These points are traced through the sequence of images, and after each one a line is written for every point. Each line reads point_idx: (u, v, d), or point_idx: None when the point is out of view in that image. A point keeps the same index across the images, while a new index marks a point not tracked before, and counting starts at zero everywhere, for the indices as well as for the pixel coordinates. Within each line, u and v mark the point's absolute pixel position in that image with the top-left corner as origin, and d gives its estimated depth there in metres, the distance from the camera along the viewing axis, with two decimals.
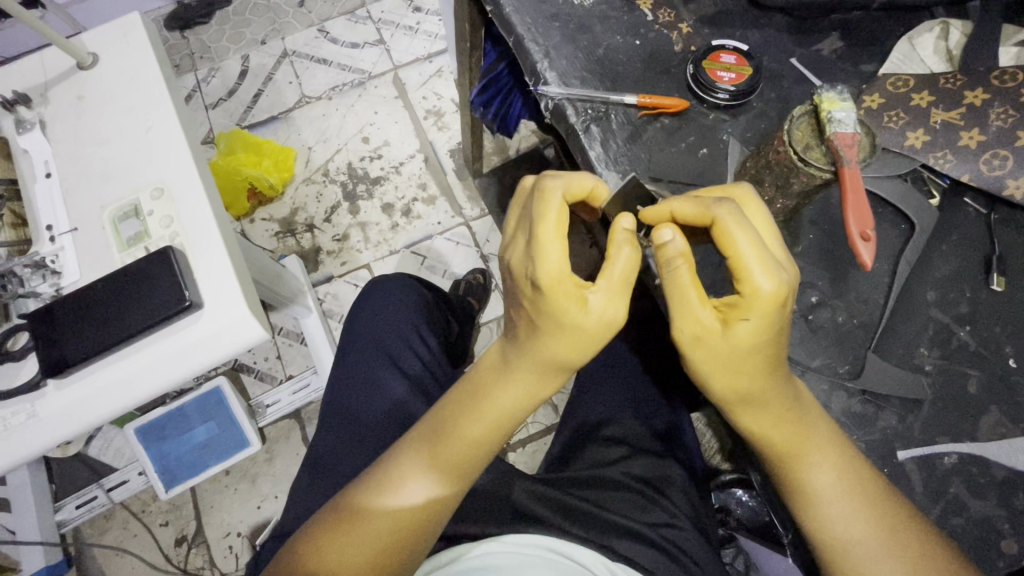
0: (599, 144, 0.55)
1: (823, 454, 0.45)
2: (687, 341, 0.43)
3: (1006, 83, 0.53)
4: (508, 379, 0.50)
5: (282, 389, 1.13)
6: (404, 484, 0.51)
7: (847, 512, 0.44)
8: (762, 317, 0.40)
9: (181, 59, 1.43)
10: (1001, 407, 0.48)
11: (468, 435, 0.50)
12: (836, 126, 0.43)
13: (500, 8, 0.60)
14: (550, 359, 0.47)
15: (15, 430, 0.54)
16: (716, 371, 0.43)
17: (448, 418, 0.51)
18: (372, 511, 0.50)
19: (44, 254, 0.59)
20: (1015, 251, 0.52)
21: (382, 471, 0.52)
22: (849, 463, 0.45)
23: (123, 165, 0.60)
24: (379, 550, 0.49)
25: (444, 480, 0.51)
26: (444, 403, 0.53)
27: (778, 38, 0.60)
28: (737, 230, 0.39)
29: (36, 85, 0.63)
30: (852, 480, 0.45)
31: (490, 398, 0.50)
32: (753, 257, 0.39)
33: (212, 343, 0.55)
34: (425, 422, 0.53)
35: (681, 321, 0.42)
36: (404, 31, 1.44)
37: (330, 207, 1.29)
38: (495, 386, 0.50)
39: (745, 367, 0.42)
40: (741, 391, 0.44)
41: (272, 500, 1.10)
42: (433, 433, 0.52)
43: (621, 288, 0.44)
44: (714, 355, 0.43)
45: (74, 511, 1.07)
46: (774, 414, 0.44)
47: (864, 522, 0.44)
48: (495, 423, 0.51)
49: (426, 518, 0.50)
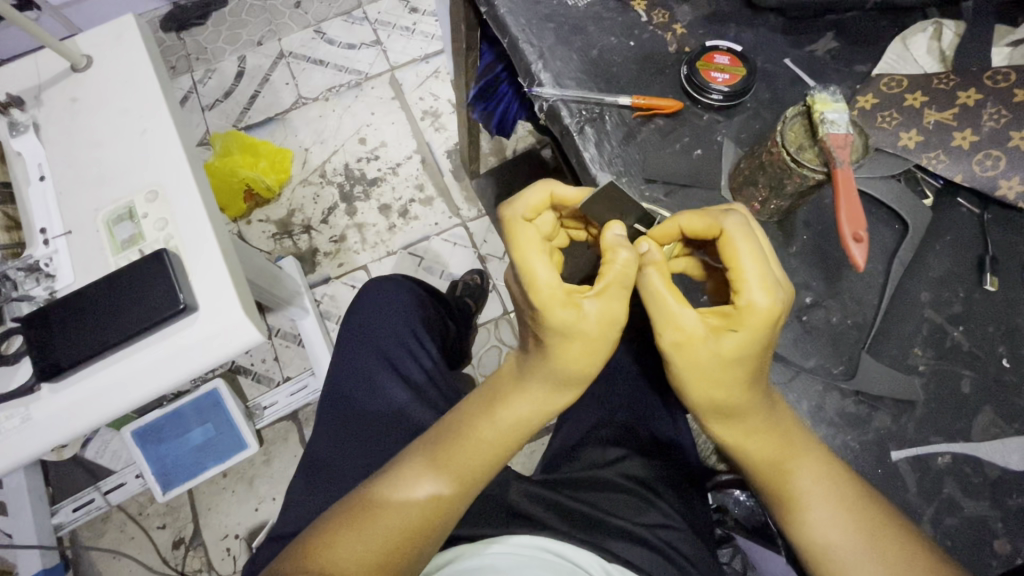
0: (594, 145, 0.55)
1: (806, 459, 0.45)
2: (670, 348, 0.43)
3: (999, 83, 0.53)
4: (524, 390, 0.51)
5: (279, 391, 1.13)
6: (417, 482, 0.51)
7: (831, 515, 0.44)
8: (753, 329, 0.41)
9: (177, 60, 1.43)
10: (995, 407, 0.48)
11: (483, 441, 0.52)
12: (829, 127, 0.44)
13: (495, 10, 0.60)
14: (558, 369, 0.48)
15: (10, 434, 0.54)
16: (697, 379, 0.44)
17: (463, 423, 0.53)
18: (383, 507, 0.50)
19: (38, 257, 0.58)
20: (1009, 250, 0.52)
21: (394, 470, 0.52)
22: (833, 469, 0.45)
23: (117, 168, 0.60)
24: (387, 548, 0.48)
25: (456, 483, 0.51)
26: (459, 411, 0.54)
27: (772, 38, 0.60)
28: (738, 244, 0.41)
29: (30, 88, 0.63)
30: (836, 484, 0.44)
31: (504, 406, 0.51)
32: (754, 273, 0.41)
33: (208, 346, 0.55)
34: (439, 426, 0.54)
35: (661, 325, 0.43)
36: (400, 31, 1.44)
37: (327, 209, 1.28)
38: (510, 395, 0.52)
39: (727, 376, 0.43)
40: (722, 401, 0.44)
41: (270, 502, 1.10)
42: (447, 437, 0.52)
43: (618, 290, 0.43)
44: (696, 362, 0.43)
45: (72, 513, 1.07)
46: (751, 426, 0.45)
47: (847, 525, 0.43)
48: (510, 432, 0.52)
49: (436, 521, 0.50)
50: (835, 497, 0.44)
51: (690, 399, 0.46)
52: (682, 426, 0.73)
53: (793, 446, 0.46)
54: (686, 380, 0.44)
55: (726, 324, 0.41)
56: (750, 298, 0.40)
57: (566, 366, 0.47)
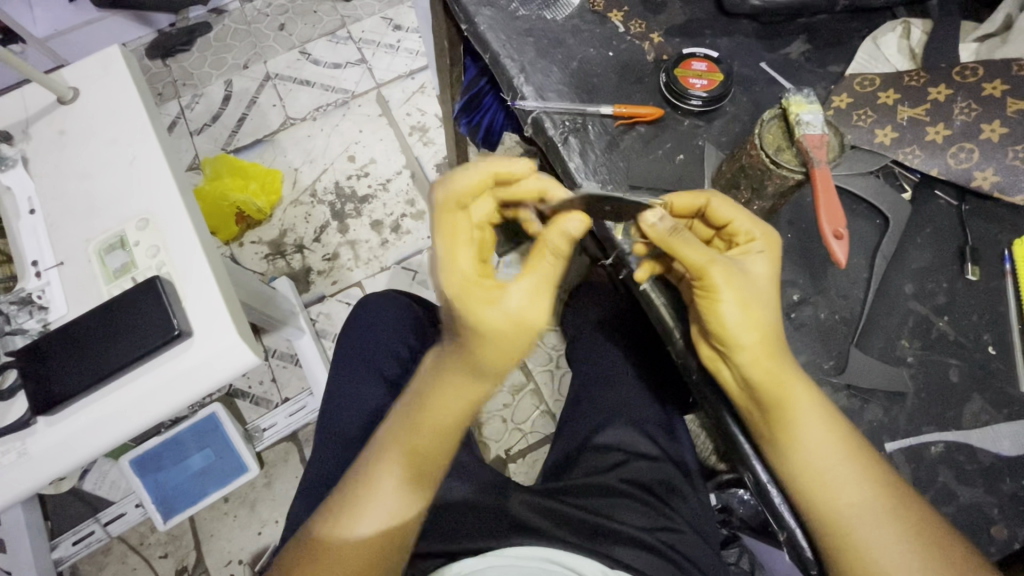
0: (578, 154, 0.56)
1: (800, 390, 0.45)
2: (720, 283, 0.43)
3: (968, 78, 0.54)
4: (445, 386, 0.50)
5: (278, 413, 1.13)
6: (363, 511, 0.50)
7: (825, 447, 0.45)
8: (771, 259, 0.46)
9: (164, 87, 1.43)
10: (983, 395, 0.49)
11: (419, 450, 0.51)
12: (804, 128, 0.45)
13: (475, 27, 0.61)
14: (483, 365, 0.47)
15: (6, 469, 0.54)
16: (744, 316, 0.43)
17: (395, 431, 0.51)
18: (338, 539, 0.50)
19: (30, 289, 0.59)
20: (988, 240, 0.53)
21: (340, 499, 0.51)
22: (821, 399, 0.46)
23: (108, 198, 0.61)
24: (357, 568, 0.49)
25: (406, 494, 0.51)
26: (391, 423, 0.52)
27: (747, 43, 0.61)
28: (728, 204, 0.47)
29: (17, 122, 0.64)
30: (826, 411, 0.46)
31: (430, 406, 0.50)
32: (743, 220, 0.47)
33: (203, 369, 0.55)
34: (376, 439, 0.53)
35: (705, 264, 0.44)
36: (384, 49, 1.46)
37: (318, 227, 1.29)
38: (434, 398, 0.50)
39: (761, 310, 0.44)
40: (767, 336, 0.44)
41: (273, 526, 1.09)
42: (383, 446, 0.52)
43: (542, 287, 0.46)
44: (743, 292, 0.44)
45: (71, 547, 1.06)
46: (784, 362, 0.45)
47: (851, 474, 0.44)
48: (441, 435, 0.51)
49: (394, 536, 0.50)
50: (827, 425, 0.45)
51: (741, 344, 0.44)
52: (680, 428, 0.73)
53: (784, 372, 0.45)
54: (734, 321, 0.43)
55: (758, 262, 0.46)
56: (754, 245, 0.47)
57: (486, 358, 0.47)
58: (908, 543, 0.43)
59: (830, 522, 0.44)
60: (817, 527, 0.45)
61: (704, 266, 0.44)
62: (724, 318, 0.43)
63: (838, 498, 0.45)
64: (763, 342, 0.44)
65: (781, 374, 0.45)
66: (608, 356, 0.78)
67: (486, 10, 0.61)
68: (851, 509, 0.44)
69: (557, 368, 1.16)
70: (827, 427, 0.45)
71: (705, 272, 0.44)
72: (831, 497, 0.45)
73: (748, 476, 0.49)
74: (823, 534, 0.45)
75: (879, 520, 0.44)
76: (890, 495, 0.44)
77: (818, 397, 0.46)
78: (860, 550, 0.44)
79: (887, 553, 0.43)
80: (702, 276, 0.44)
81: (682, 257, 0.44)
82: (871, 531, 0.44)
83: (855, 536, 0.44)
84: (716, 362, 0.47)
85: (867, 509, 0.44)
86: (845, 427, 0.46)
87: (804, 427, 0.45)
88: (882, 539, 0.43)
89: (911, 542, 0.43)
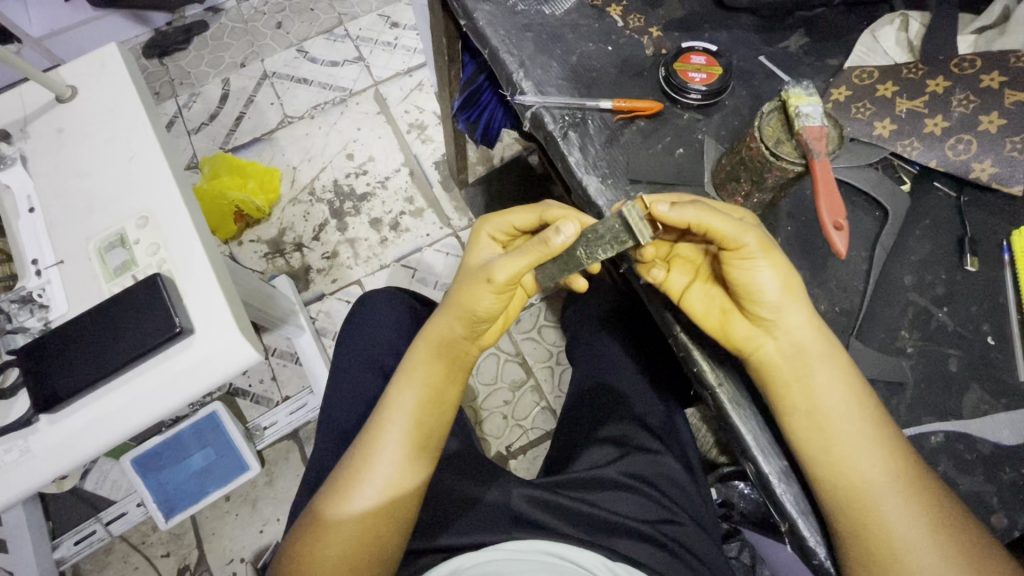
0: (578, 149, 0.56)
1: (826, 361, 0.47)
2: (755, 249, 0.45)
3: (965, 70, 0.55)
4: (429, 342, 0.57)
5: (280, 411, 1.12)
6: (359, 487, 0.53)
7: (850, 420, 0.46)
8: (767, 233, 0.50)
9: (160, 86, 1.43)
10: (982, 384, 0.49)
11: (421, 416, 0.56)
12: (804, 120, 0.45)
13: (474, 23, 0.61)
14: (461, 309, 0.54)
15: (10, 467, 0.54)
16: (776, 282, 0.46)
17: (391, 396, 0.56)
18: (335, 521, 0.52)
19: (31, 288, 0.59)
20: (986, 232, 0.53)
21: (335, 482, 0.54)
22: (846, 373, 0.47)
23: (107, 196, 0.60)
24: (356, 540, 0.51)
25: (411, 454, 0.54)
26: (388, 389, 0.58)
27: (745, 36, 0.62)
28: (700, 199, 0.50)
29: (16, 121, 0.64)
30: (852, 388, 0.46)
31: (419, 361, 0.57)
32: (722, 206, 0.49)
33: (204, 368, 0.55)
34: (378, 408, 0.57)
35: (739, 234, 0.45)
36: (382, 46, 1.45)
37: (318, 225, 1.29)
38: (418, 353, 0.58)
39: (792, 281, 0.47)
40: (794, 300, 0.47)
41: (275, 523, 1.10)
42: (382, 411, 0.56)
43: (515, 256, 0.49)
44: (778, 263, 0.46)
45: (73, 547, 1.05)
46: (808, 324, 0.47)
47: (869, 446, 0.45)
48: (436, 375, 0.57)
49: (394, 508, 0.53)
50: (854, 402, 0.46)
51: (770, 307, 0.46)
52: (680, 424, 0.74)
53: (812, 343, 0.47)
54: (767, 285, 0.46)
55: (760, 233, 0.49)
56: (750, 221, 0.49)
57: (465, 305, 0.54)
58: (926, 519, 0.43)
59: (848, 498, 0.44)
60: (834, 506, 0.45)
61: (740, 236, 0.45)
62: (759, 281, 0.46)
63: (856, 472, 0.45)
64: (799, 312, 0.47)
65: (810, 346, 0.47)
66: (608, 350, 0.79)
67: (485, 5, 0.61)
68: (874, 481, 0.44)
69: (557, 364, 1.16)
70: (850, 400, 0.46)
71: (738, 240, 0.45)
72: (851, 472, 0.45)
73: (751, 467, 0.49)
74: (844, 515, 0.44)
75: (895, 494, 0.44)
76: (910, 469, 0.44)
77: (841, 371, 0.47)
78: (876, 524, 0.44)
79: (906, 528, 0.43)
80: (738, 245, 0.45)
81: (715, 229, 0.44)
82: (889, 504, 0.44)
83: (875, 512, 0.44)
84: (749, 337, 0.48)
85: (888, 482, 0.44)
86: (866, 399, 0.46)
87: (829, 401, 0.46)
88: (898, 513, 0.43)
89: (928, 516, 0.43)
